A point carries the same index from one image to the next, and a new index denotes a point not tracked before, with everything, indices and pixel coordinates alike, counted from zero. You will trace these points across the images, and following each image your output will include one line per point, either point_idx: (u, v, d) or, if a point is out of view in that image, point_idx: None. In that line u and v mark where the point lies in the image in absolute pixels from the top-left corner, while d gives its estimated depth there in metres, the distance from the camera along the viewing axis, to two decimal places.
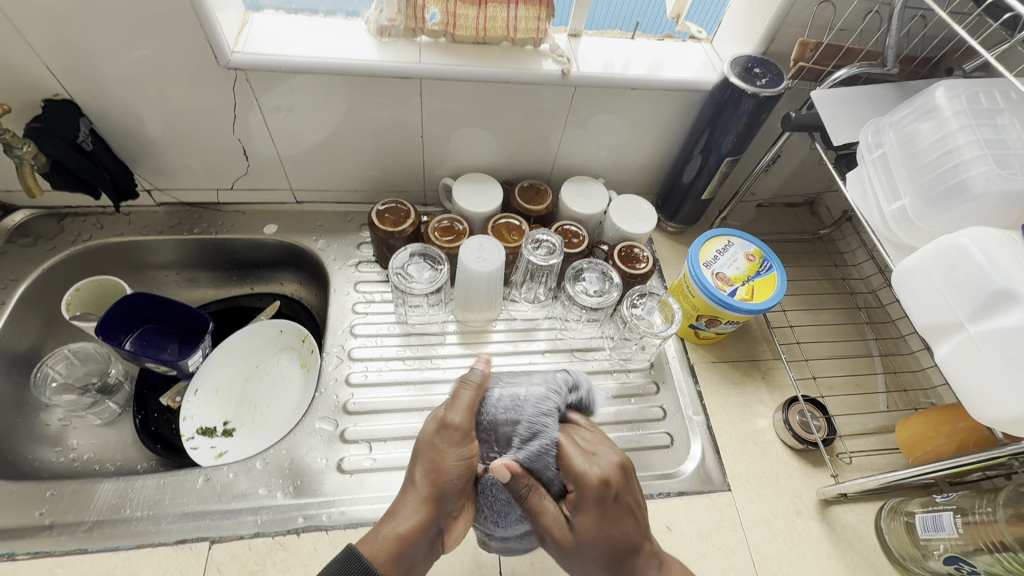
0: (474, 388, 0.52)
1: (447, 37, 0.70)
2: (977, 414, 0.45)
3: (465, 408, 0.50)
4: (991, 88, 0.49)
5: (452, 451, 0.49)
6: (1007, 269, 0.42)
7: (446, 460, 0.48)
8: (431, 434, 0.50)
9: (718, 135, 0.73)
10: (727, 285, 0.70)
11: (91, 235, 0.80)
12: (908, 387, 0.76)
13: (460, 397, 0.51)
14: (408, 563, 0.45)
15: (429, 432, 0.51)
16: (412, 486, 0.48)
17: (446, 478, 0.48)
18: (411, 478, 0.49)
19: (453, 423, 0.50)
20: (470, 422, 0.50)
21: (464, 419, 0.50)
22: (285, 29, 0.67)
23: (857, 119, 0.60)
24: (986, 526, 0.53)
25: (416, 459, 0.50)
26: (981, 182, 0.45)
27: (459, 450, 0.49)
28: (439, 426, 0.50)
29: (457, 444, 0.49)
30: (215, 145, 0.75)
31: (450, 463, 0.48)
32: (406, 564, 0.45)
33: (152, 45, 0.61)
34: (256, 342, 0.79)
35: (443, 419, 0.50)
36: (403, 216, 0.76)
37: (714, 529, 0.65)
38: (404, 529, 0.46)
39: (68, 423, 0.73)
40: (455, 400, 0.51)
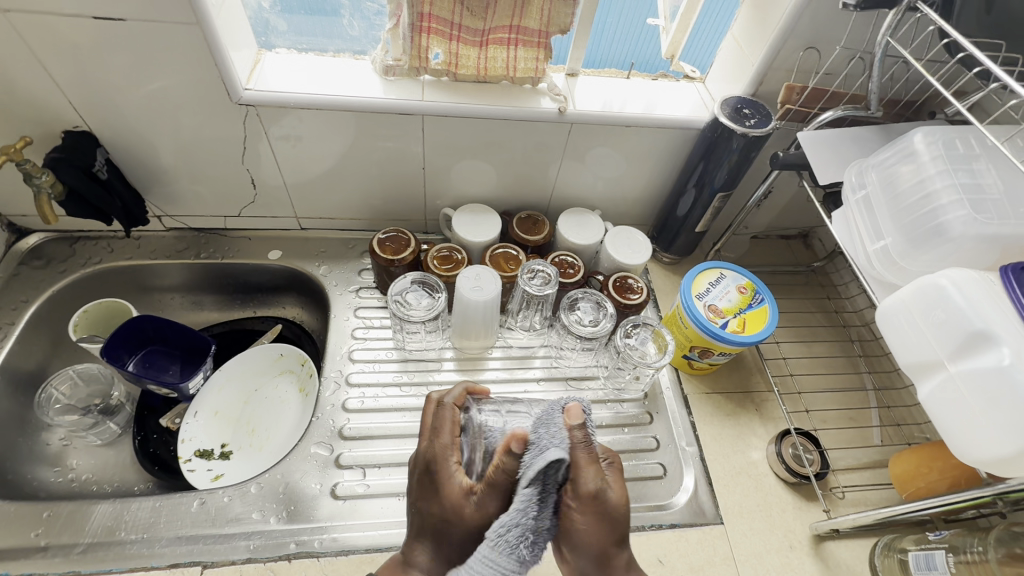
0: (508, 478, 0.46)
1: (449, 75, 0.73)
2: (960, 452, 0.45)
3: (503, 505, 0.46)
4: (967, 135, 0.51)
5: (479, 542, 0.47)
6: (984, 311, 0.43)
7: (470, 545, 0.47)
8: (460, 513, 0.47)
9: (710, 171, 0.75)
10: (719, 317, 0.71)
11: (101, 258, 0.82)
12: (902, 421, 0.77)
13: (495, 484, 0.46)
14: None
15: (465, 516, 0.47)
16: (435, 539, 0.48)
17: (471, 559, 0.47)
18: (430, 540, 0.48)
19: (487, 512, 0.46)
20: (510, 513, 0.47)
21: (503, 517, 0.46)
22: (295, 67, 0.71)
23: (843, 159, 0.62)
24: (977, 565, 0.53)
25: (437, 525, 0.47)
26: (958, 225, 0.47)
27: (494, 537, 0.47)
28: (471, 512, 0.47)
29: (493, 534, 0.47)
30: (225, 174, 0.78)
31: (477, 551, 0.47)
32: None
33: (170, 79, 0.64)
34: (255, 366, 0.80)
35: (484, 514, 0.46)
36: (403, 245, 0.79)
37: (706, 563, 0.64)
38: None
39: (68, 443, 0.74)
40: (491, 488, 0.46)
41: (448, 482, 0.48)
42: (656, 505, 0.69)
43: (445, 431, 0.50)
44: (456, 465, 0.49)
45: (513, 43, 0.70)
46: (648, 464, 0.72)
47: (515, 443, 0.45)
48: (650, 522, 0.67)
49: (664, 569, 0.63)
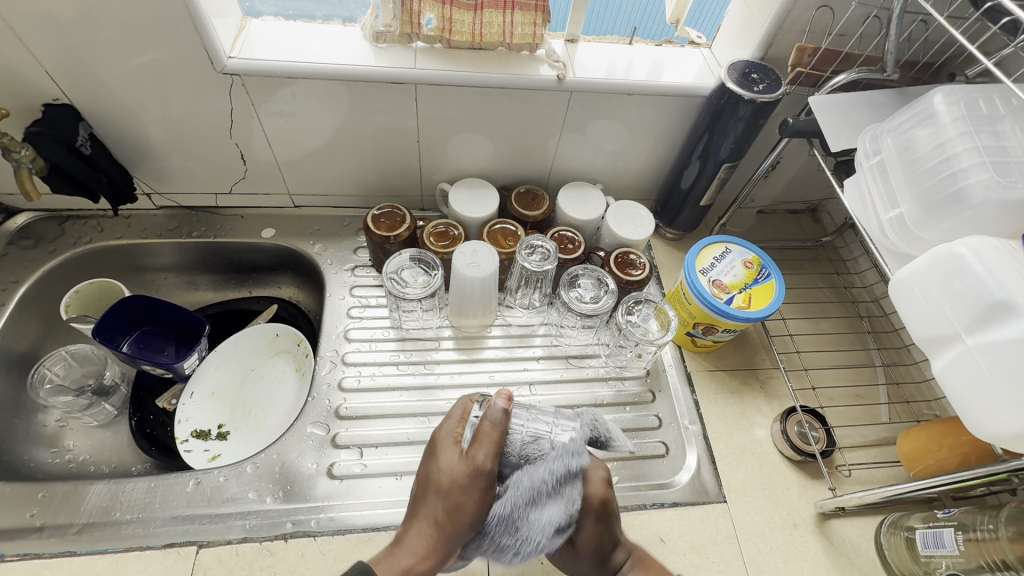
0: (497, 429, 0.46)
1: (443, 42, 0.70)
2: (975, 428, 0.43)
3: (491, 451, 0.45)
4: (991, 94, 0.48)
5: (474, 495, 0.44)
6: (1004, 280, 0.41)
7: (463, 514, 0.44)
8: (456, 470, 0.45)
9: (717, 140, 0.72)
10: (724, 292, 0.69)
11: (92, 237, 0.80)
12: (911, 398, 0.75)
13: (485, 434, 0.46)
14: None
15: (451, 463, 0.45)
16: (427, 515, 0.44)
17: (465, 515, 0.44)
18: (425, 506, 0.45)
19: (476, 464, 0.45)
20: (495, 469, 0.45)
21: (490, 461, 0.45)
22: (282, 35, 0.68)
23: (855, 125, 0.59)
24: (987, 543, 0.51)
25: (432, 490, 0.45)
26: (979, 190, 0.44)
27: (482, 494, 0.44)
28: (462, 465, 0.45)
29: (480, 487, 0.44)
30: (214, 150, 0.75)
31: (471, 503, 0.44)
32: None
33: (150, 49, 0.61)
34: (251, 346, 0.79)
35: (467, 458, 0.45)
36: (398, 221, 0.76)
37: (708, 542, 0.64)
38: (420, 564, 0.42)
39: (64, 424, 0.73)
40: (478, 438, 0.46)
41: (443, 448, 0.47)
42: (657, 484, 0.68)
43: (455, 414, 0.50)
44: (454, 434, 0.48)
45: (509, 6, 0.67)
46: (650, 442, 0.71)
47: (502, 401, 0.46)
48: (652, 500, 0.66)
49: (665, 547, 0.62)
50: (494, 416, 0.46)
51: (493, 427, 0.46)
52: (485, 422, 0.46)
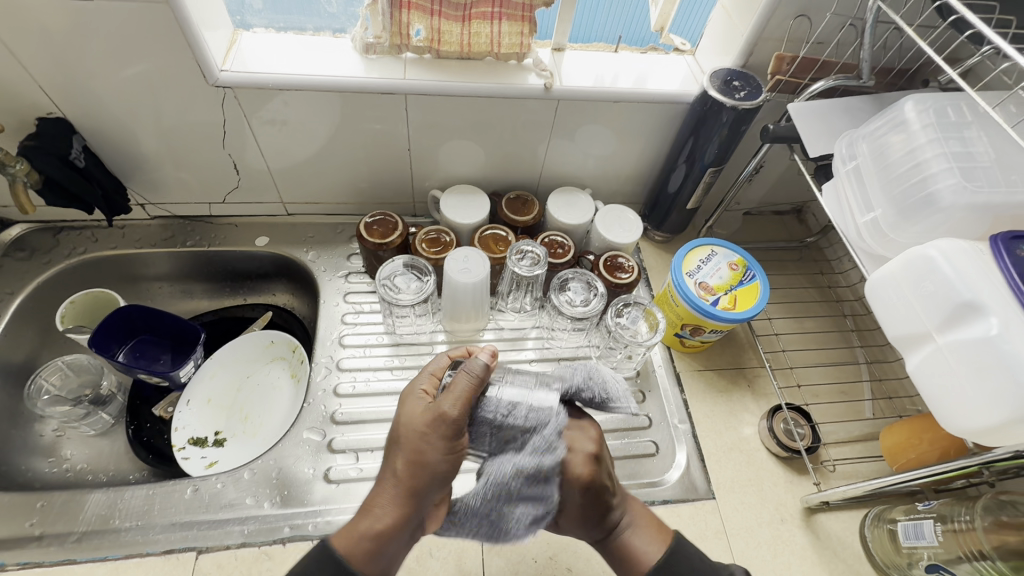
0: (471, 380, 0.49)
1: (432, 52, 0.71)
2: (947, 423, 0.45)
3: (461, 399, 0.47)
4: (959, 102, 0.50)
5: (436, 445, 0.46)
6: (972, 281, 0.43)
7: (428, 461, 0.46)
8: (417, 421, 0.47)
9: (701, 145, 0.74)
10: (710, 294, 0.70)
11: (86, 248, 0.81)
12: (893, 394, 0.77)
13: (457, 387, 0.48)
14: (388, 557, 0.45)
15: (418, 418, 0.47)
16: (391, 471, 0.46)
17: (429, 471, 0.46)
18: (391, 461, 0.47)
19: (445, 412, 0.47)
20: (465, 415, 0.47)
21: (460, 412, 0.47)
22: (272, 47, 0.69)
23: (833, 131, 0.61)
24: (965, 534, 0.54)
25: (398, 443, 0.47)
26: (948, 195, 0.46)
27: (448, 443, 0.46)
28: (429, 417, 0.47)
29: (446, 436, 0.46)
30: (208, 160, 0.76)
31: (434, 455, 0.46)
32: (386, 559, 0.45)
33: (144, 63, 0.62)
34: (246, 353, 0.81)
35: (436, 409, 0.47)
36: (391, 228, 0.77)
37: (698, 538, 0.65)
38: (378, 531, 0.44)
39: (61, 434, 0.74)
40: (451, 388, 0.48)
41: (409, 401, 0.49)
42: (648, 482, 0.69)
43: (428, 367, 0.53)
44: (422, 390, 0.50)
45: (496, 17, 0.69)
46: (641, 442, 0.73)
47: (488, 356, 0.52)
48: (643, 499, 0.68)
49: None
50: (473, 369, 0.49)
51: (471, 377, 0.49)
52: (463, 373, 0.49)
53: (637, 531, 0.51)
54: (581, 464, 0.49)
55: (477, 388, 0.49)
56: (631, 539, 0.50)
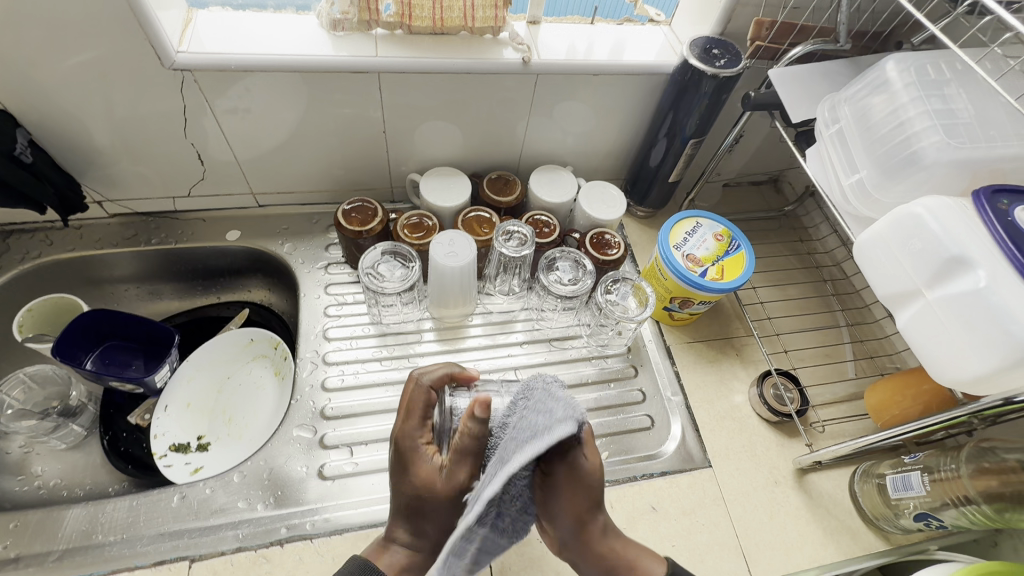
0: (472, 444, 0.47)
1: (403, 28, 0.68)
2: (937, 376, 0.46)
3: (468, 468, 0.47)
4: (938, 60, 0.51)
5: (451, 508, 0.49)
6: (960, 237, 0.44)
7: (444, 516, 0.49)
8: (429, 486, 0.48)
9: (681, 117, 0.73)
10: (697, 266, 0.71)
11: (41, 251, 0.76)
12: (874, 354, 0.79)
13: (466, 455, 0.47)
14: None
15: (429, 487, 0.48)
16: (411, 522, 0.50)
17: (452, 520, 0.50)
18: (407, 515, 0.50)
19: (458, 483, 0.47)
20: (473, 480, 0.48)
21: (469, 481, 0.48)
22: (231, 26, 0.65)
23: (814, 96, 0.61)
24: (951, 482, 0.57)
25: (411, 502, 0.49)
26: (932, 151, 0.47)
27: (461, 506, 0.49)
28: (438, 483, 0.48)
29: (459, 501, 0.48)
30: (170, 151, 0.72)
31: (458, 513, 0.50)
32: None
33: (90, 47, 0.57)
34: (225, 353, 0.77)
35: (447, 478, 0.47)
36: (370, 215, 0.75)
37: (697, 506, 0.66)
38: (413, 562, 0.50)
39: (30, 450, 0.69)
40: (453, 453, 0.48)
41: (420, 463, 0.49)
42: (646, 455, 0.70)
43: (416, 409, 0.51)
44: (425, 446, 0.50)
45: None
46: (636, 416, 0.73)
47: (478, 410, 0.44)
48: (642, 472, 0.68)
49: (658, 515, 0.65)
50: (470, 430, 0.46)
51: (469, 442, 0.47)
52: (462, 437, 0.46)
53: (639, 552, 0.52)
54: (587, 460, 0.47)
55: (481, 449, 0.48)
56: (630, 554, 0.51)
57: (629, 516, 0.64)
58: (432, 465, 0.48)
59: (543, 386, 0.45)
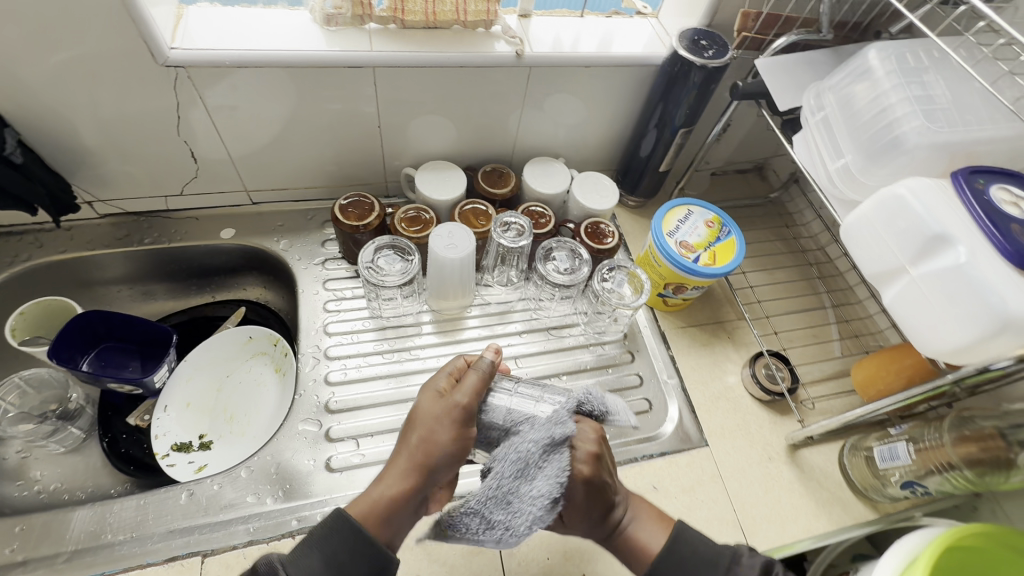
0: (480, 372, 0.51)
1: (396, 23, 0.69)
2: (922, 348, 0.49)
3: (471, 390, 0.50)
4: (916, 48, 0.53)
5: (446, 430, 0.48)
6: (940, 216, 0.46)
7: (438, 442, 0.48)
8: (431, 407, 0.50)
9: (671, 108, 0.75)
10: (690, 252, 0.73)
11: (31, 254, 0.74)
12: (859, 333, 0.83)
13: (466, 381, 0.51)
14: (394, 526, 0.47)
15: (430, 405, 0.50)
16: (405, 449, 0.49)
17: (439, 453, 0.48)
18: (404, 444, 0.50)
19: (457, 402, 0.49)
20: (473, 405, 0.49)
21: (470, 403, 0.49)
22: (223, 22, 0.64)
23: (799, 85, 0.63)
24: (935, 450, 0.60)
25: (412, 426, 0.50)
26: (913, 136, 0.49)
27: (457, 431, 0.48)
28: (440, 403, 0.50)
29: (456, 423, 0.49)
30: (162, 149, 0.71)
31: (445, 440, 0.48)
32: (393, 529, 0.47)
33: (82, 45, 0.57)
34: (225, 351, 0.77)
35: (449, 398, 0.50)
36: (367, 210, 0.75)
37: (696, 483, 0.69)
38: (389, 499, 0.47)
39: (28, 454, 0.68)
40: (461, 382, 0.51)
41: (425, 392, 0.52)
42: (645, 437, 0.72)
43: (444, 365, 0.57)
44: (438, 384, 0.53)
45: None
46: (634, 400, 0.75)
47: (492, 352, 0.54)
48: (642, 453, 0.70)
49: (659, 494, 0.67)
50: (481, 365, 0.52)
51: (478, 373, 0.51)
52: (473, 369, 0.52)
53: (642, 523, 0.53)
54: (582, 462, 0.49)
55: (487, 380, 0.51)
56: (641, 532, 0.52)
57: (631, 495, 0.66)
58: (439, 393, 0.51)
59: (546, 422, 0.49)
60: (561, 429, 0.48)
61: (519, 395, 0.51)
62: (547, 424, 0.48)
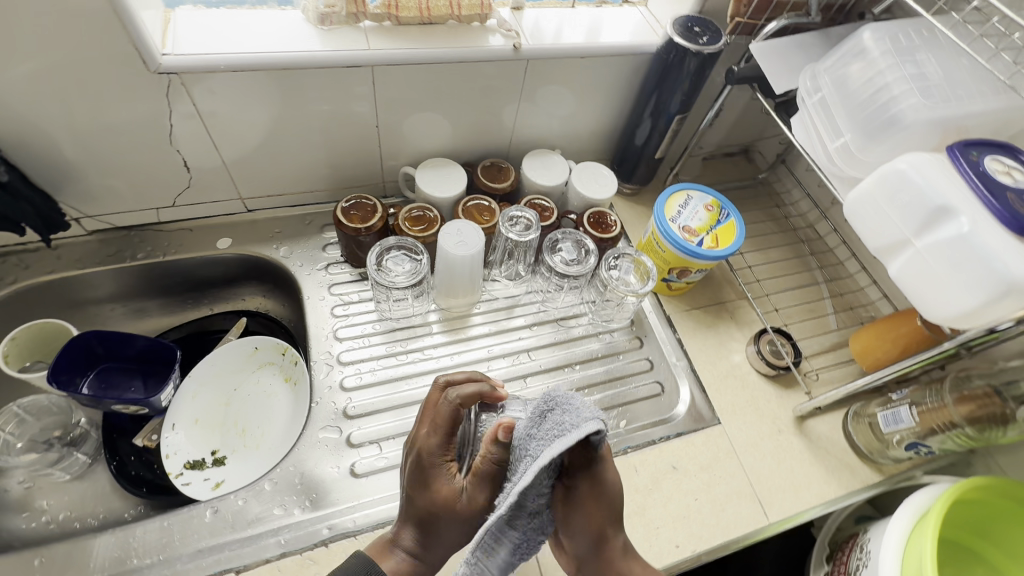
0: (497, 469, 0.47)
1: (391, 19, 0.68)
2: (929, 315, 0.51)
3: (489, 493, 0.47)
4: (908, 29, 0.55)
5: (464, 529, 0.48)
6: (941, 188, 0.48)
7: (454, 533, 0.48)
8: (448, 503, 0.47)
9: (665, 96, 0.76)
10: (694, 236, 0.74)
11: (16, 276, 0.71)
12: (852, 305, 0.86)
13: (485, 473, 0.47)
14: None
15: (444, 498, 0.47)
16: (421, 531, 0.48)
17: (456, 543, 0.49)
18: (418, 523, 0.49)
19: (477, 504, 0.47)
20: (492, 504, 0.48)
21: (487, 502, 0.48)
22: (212, 25, 0.62)
23: (794, 67, 0.65)
24: (936, 411, 0.64)
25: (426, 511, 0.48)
26: (910, 113, 0.51)
27: (474, 529, 0.48)
28: (458, 502, 0.47)
29: (474, 523, 0.48)
30: (153, 159, 0.69)
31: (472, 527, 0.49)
32: None
33: (69, 53, 0.54)
34: (231, 364, 0.76)
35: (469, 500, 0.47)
36: (370, 211, 0.74)
37: (713, 460, 0.71)
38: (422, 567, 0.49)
39: (32, 485, 0.66)
40: (478, 475, 0.47)
41: (437, 479, 0.48)
42: (660, 420, 0.74)
43: (441, 422, 0.50)
44: (446, 462, 0.49)
45: None
46: (646, 384, 0.77)
47: (501, 434, 0.46)
48: (659, 435, 0.72)
49: (678, 473, 0.69)
50: (496, 455, 0.47)
51: (495, 466, 0.47)
52: (490, 462, 0.47)
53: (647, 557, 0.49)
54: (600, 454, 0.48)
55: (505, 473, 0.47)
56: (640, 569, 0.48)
57: (652, 477, 0.68)
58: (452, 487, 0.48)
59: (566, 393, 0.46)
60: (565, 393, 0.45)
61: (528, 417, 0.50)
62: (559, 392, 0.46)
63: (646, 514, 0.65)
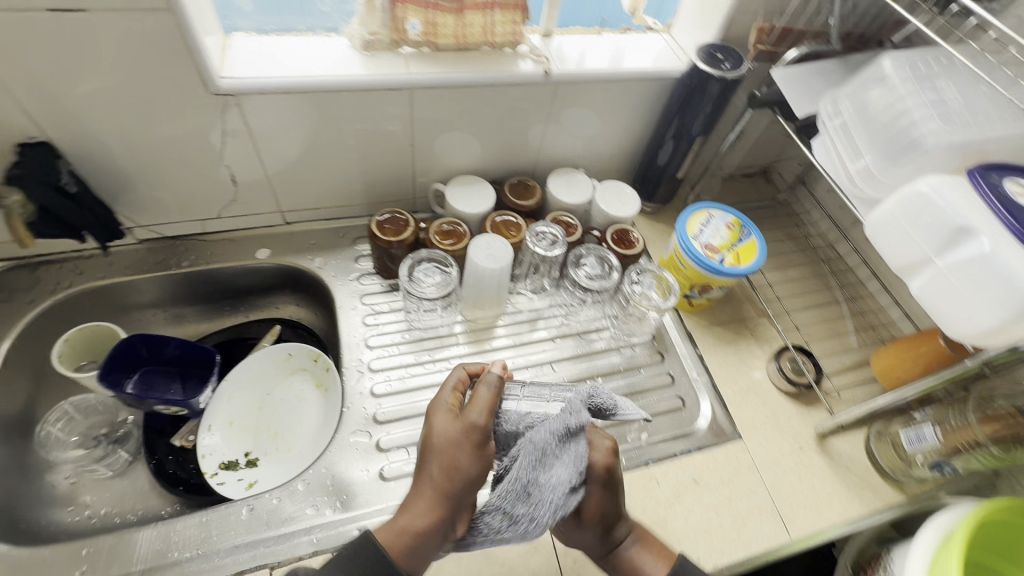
0: (492, 391, 0.52)
1: (429, 46, 0.72)
2: (952, 333, 0.52)
3: (485, 409, 0.50)
4: (926, 58, 0.58)
5: (468, 452, 0.49)
6: (963, 209, 0.50)
7: (463, 469, 0.49)
8: (447, 430, 0.50)
9: (688, 119, 0.79)
10: (715, 253, 0.76)
11: (72, 281, 0.75)
12: (873, 324, 0.87)
13: (478, 397, 0.51)
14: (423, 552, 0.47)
15: (444, 427, 0.50)
16: (427, 477, 0.49)
17: (462, 479, 0.48)
18: (425, 471, 0.49)
19: (474, 424, 0.50)
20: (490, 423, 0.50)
21: (486, 421, 0.50)
22: (264, 51, 0.67)
23: (814, 93, 0.67)
24: (961, 430, 0.63)
25: (430, 452, 0.49)
26: (930, 137, 0.53)
27: (477, 453, 0.49)
28: (457, 422, 0.50)
29: (473, 444, 0.49)
30: (203, 173, 0.73)
31: (467, 462, 0.49)
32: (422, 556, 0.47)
33: (138, 76, 0.59)
34: (265, 369, 0.79)
35: (465, 419, 0.50)
36: (403, 225, 0.78)
37: (735, 475, 0.71)
38: (421, 525, 0.47)
39: (77, 480, 0.69)
40: (473, 399, 0.51)
41: (437, 415, 0.52)
42: (681, 434, 0.75)
43: (449, 385, 0.55)
44: (448, 403, 0.53)
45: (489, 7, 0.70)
46: (667, 398, 0.78)
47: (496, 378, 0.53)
48: (680, 449, 0.73)
49: (700, 486, 0.70)
50: (490, 381, 0.52)
51: (490, 392, 0.51)
52: (484, 386, 0.52)
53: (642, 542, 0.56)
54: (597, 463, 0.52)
55: (498, 397, 0.52)
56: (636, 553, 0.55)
57: (674, 490, 0.69)
58: (452, 417, 0.51)
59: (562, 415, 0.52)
60: (575, 419, 0.52)
61: (529, 395, 0.54)
62: (563, 413, 0.52)
63: (666, 526, 0.65)
